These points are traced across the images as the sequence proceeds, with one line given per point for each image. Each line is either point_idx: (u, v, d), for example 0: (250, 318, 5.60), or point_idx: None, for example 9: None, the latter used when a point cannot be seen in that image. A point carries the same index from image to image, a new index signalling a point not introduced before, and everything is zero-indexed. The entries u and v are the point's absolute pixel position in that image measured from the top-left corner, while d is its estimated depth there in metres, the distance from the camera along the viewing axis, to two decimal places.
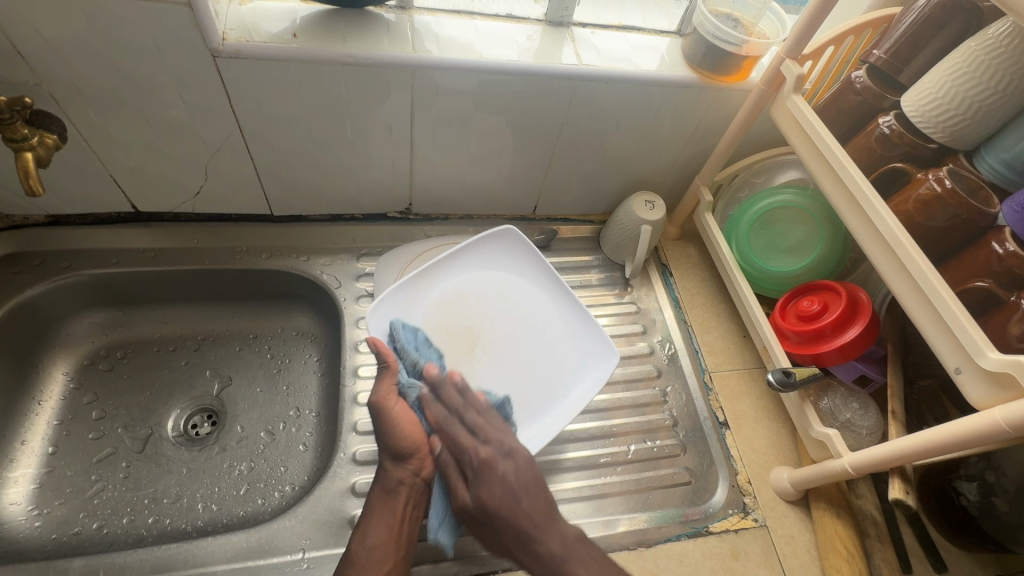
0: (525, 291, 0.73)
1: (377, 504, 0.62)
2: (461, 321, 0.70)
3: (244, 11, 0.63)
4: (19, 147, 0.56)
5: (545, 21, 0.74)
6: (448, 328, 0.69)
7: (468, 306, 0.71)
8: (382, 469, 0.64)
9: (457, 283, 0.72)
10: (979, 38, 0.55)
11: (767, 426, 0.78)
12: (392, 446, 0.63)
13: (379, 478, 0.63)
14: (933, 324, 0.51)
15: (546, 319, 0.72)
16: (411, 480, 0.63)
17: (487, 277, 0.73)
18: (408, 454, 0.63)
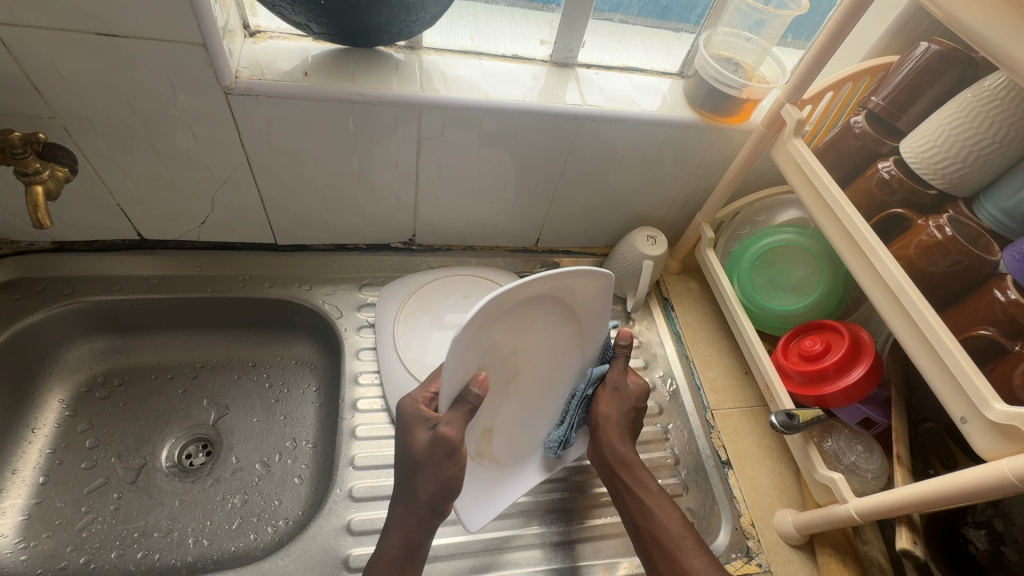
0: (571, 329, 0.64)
1: (393, 556, 0.60)
2: (513, 352, 0.61)
3: (257, 50, 0.65)
4: (29, 180, 0.56)
5: (550, 61, 0.76)
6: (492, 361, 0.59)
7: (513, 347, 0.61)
8: (411, 515, 0.61)
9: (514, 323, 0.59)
10: (975, 89, 0.56)
11: (770, 466, 0.77)
12: (427, 495, 0.60)
13: (402, 526, 0.61)
14: (938, 372, 0.50)
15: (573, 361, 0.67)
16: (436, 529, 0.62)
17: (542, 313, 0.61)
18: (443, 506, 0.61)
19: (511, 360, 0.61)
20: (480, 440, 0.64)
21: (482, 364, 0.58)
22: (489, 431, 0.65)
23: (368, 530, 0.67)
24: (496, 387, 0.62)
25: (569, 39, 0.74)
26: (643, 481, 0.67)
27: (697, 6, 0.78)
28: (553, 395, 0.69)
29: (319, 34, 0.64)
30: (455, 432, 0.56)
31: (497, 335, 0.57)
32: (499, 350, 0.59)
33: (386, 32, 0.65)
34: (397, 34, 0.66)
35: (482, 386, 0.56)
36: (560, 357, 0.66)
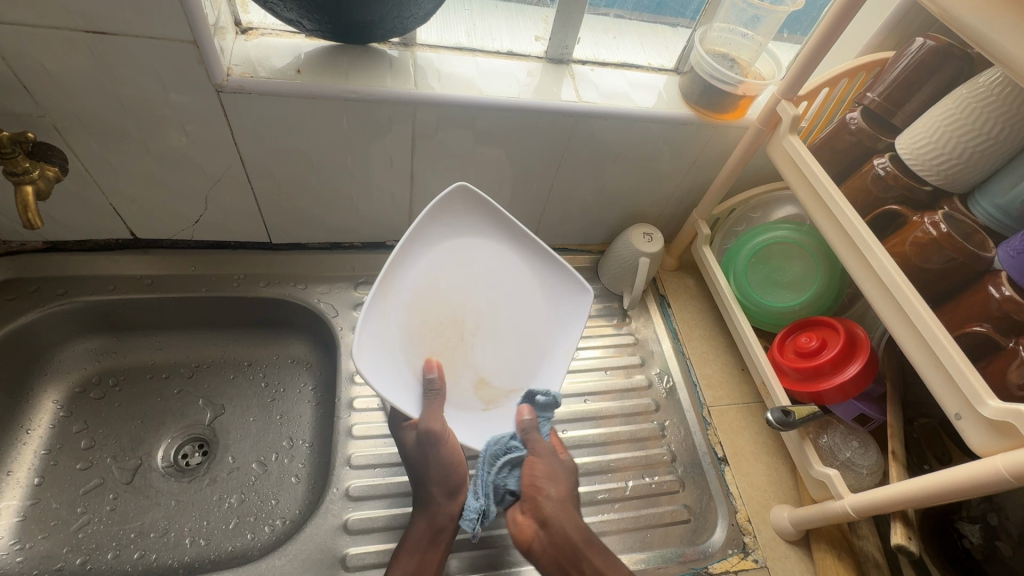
0: (484, 254, 0.68)
1: (420, 542, 0.63)
2: (440, 315, 0.64)
3: (250, 47, 0.64)
4: (20, 180, 0.56)
5: (545, 58, 0.75)
6: (429, 325, 0.64)
7: (442, 296, 0.65)
8: (433, 504, 0.65)
9: (423, 274, 0.64)
10: (970, 85, 0.56)
11: (766, 462, 0.77)
12: (444, 479, 0.65)
13: (427, 513, 0.64)
14: (932, 367, 0.51)
15: (512, 281, 0.69)
16: (460, 517, 0.65)
17: (449, 252, 0.66)
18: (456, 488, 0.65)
19: (444, 325, 0.65)
20: (485, 391, 0.66)
21: (431, 352, 0.63)
22: (488, 375, 0.67)
23: (365, 529, 0.67)
24: (462, 351, 0.66)
25: (563, 35, 0.73)
26: (612, 561, 0.61)
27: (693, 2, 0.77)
28: (529, 317, 0.69)
29: (312, 31, 0.64)
30: (437, 424, 0.60)
31: (413, 322, 0.62)
32: (426, 329, 0.63)
33: (379, 29, 0.64)
34: (390, 31, 0.66)
35: (435, 367, 0.62)
36: (501, 281, 0.69)
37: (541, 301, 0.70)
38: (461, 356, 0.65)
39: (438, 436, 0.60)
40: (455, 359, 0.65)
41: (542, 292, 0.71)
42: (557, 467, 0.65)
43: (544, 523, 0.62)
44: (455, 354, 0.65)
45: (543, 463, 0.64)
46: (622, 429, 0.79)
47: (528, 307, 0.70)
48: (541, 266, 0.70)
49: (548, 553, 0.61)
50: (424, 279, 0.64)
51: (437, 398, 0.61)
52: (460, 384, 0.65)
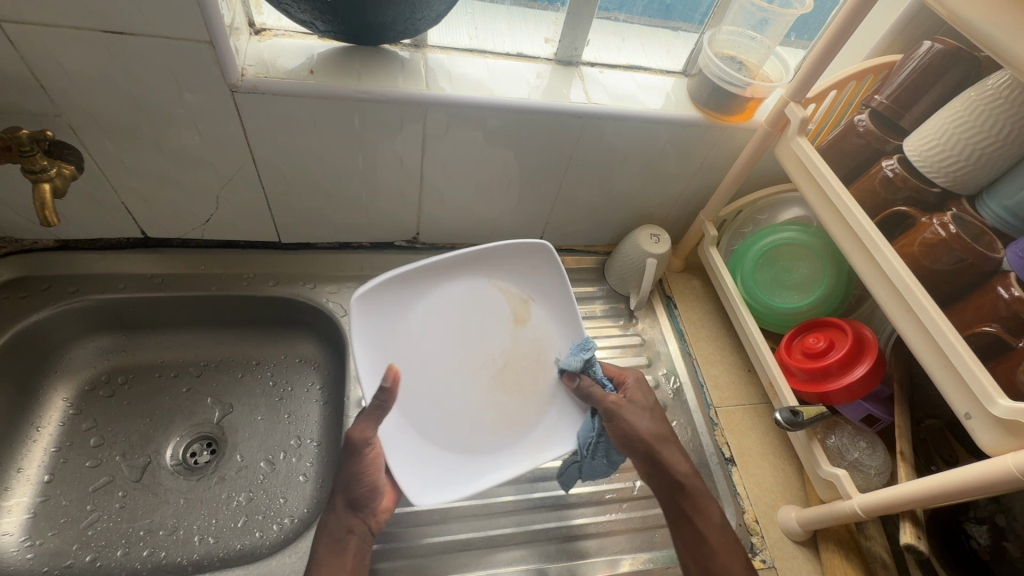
0: (416, 383, 0.65)
1: (325, 555, 0.59)
2: (493, 383, 0.68)
3: (263, 48, 0.65)
4: (36, 178, 0.56)
5: (555, 60, 0.76)
6: (498, 387, 0.68)
7: (485, 381, 0.67)
8: (334, 513, 0.61)
9: (484, 413, 0.66)
10: (978, 88, 0.56)
11: (773, 463, 0.77)
12: (351, 489, 0.61)
13: (326, 526, 0.61)
14: (942, 367, 0.51)
15: (422, 354, 0.65)
16: (362, 530, 0.62)
17: (439, 396, 0.65)
18: (362, 502, 0.62)
19: (507, 388, 0.68)
20: (525, 314, 0.71)
21: (533, 365, 0.70)
22: (494, 316, 0.70)
23: None
24: (513, 353, 0.69)
25: (573, 38, 0.74)
26: (705, 509, 0.65)
27: (702, 6, 0.78)
28: (424, 329, 0.66)
29: (325, 33, 0.64)
30: (370, 431, 0.58)
31: (520, 421, 0.67)
32: (508, 418, 0.67)
33: (391, 30, 0.65)
34: (403, 33, 0.66)
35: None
36: (420, 354, 0.65)
37: (442, 302, 0.68)
38: (515, 357, 0.69)
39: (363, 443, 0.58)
40: (523, 353, 0.70)
41: (414, 302, 0.66)
42: (633, 404, 0.67)
43: (642, 463, 0.66)
44: (512, 354, 0.69)
45: (618, 415, 0.66)
46: None
47: (421, 336, 0.66)
48: (395, 324, 0.65)
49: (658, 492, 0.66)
50: (472, 411, 0.66)
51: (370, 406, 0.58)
52: (532, 342, 0.70)
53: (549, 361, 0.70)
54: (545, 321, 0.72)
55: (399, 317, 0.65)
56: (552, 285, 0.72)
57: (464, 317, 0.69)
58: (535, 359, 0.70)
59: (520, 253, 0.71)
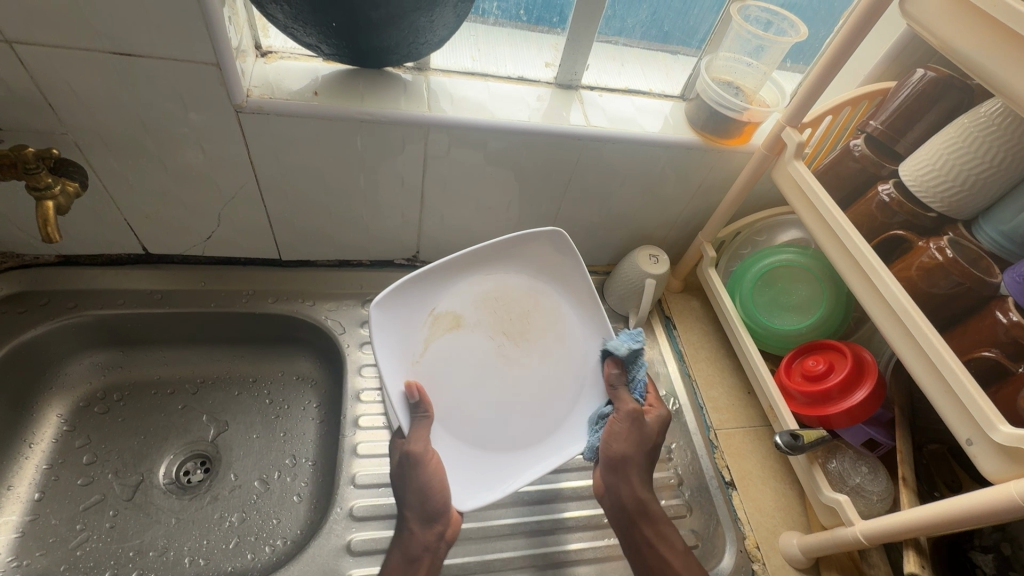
0: (518, 410, 0.66)
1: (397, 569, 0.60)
2: (514, 330, 0.67)
3: (268, 70, 0.66)
4: (40, 196, 0.57)
5: (555, 83, 0.77)
6: (514, 325, 0.68)
7: (518, 329, 0.68)
8: (408, 531, 0.62)
9: (546, 331, 0.69)
10: (972, 115, 0.57)
11: (774, 487, 0.76)
12: (425, 505, 0.61)
13: (401, 541, 0.62)
14: (942, 392, 0.51)
15: (492, 411, 0.65)
16: (435, 545, 0.61)
17: (536, 374, 0.67)
18: (437, 517, 0.61)
19: (523, 318, 0.68)
20: (448, 315, 0.65)
21: (497, 285, 0.67)
22: (448, 355, 0.64)
23: (368, 550, 0.66)
24: (492, 318, 0.67)
25: (573, 62, 0.75)
26: (668, 537, 0.65)
27: (699, 32, 0.80)
28: (466, 405, 0.64)
29: (330, 55, 0.66)
30: (423, 446, 0.60)
31: (552, 313, 0.69)
32: (553, 328, 0.69)
33: (395, 54, 0.66)
34: (406, 56, 0.68)
35: (417, 388, 0.60)
36: (493, 400, 0.65)
37: (459, 389, 0.64)
38: (498, 319, 0.67)
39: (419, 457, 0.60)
40: (491, 307, 0.67)
41: (446, 424, 0.63)
42: (644, 431, 0.66)
43: (612, 478, 0.66)
44: (483, 320, 0.66)
45: (622, 428, 0.65)
46: None
47: (468, 416, 0.64)
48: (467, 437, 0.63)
49: (609, 507, 0.66)
50: (545, 348, 0.68)
51: (421, 422, 0.60)
52: (484, 296, 0.67)
53: (496, 277, 0.68)
54: (457, 293, 0.66)
55: (452, 431, 0.63)
56: (433, 279, 0.64)
57: (439, 382, 0.63)
58: (490, 292, 0.67)
59: (400, 303, 0.62)
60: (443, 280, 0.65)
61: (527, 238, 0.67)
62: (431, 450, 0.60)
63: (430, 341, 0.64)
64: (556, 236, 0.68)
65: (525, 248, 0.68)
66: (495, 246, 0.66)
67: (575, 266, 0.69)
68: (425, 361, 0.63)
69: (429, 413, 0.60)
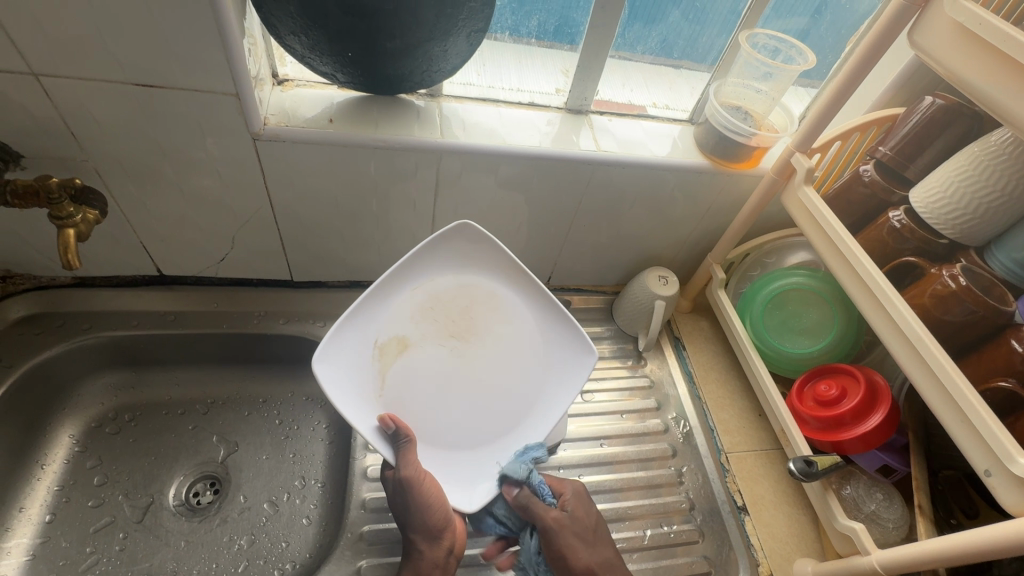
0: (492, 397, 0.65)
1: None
2: (459, 326, 0.66)
3: (285, 98, 0.67)
4: (62, 223, 0.58)
5: (565, 108, 0.78)
6: (456, 322, 0.66)
7: (463, 324, 0.66)
8: (416, 550, 0.63)
9: (493, 318, 0.67)
10: (982, 143, 0.57)
11: (787, 512, 0.76)
12: (425, 524, 0.62)
13: (412, 560, 0.62)
14: (958, 422, 0.50)
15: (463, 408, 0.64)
16: (444, 561, 0.63)
17: (499, 359, 0.66)
18: (440, 532, 0.63)
19: (464, 315, 0.67)
20: (394, 339, 0.64)
21: (428, 292, 0.66)
22: (406, 376, 0.63)
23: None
24: (430, 324, 0.65)
25: (583, 88, 0.76)
26: None
27: (712, 51, 0.79)
28: (436, 410, 0.63)
29: (345, 83, 0.67)
30: (414, 469, 0.58)
31: (492, 298, 0.68)
32: (498, 312, 0.68)
33: (408, 81, 0.67)
34: (419, 83, 0.69)
35: (390, 418, 0.59)
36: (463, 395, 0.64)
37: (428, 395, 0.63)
38: (439, 324, 0.66)
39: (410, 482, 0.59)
40: (430, 313, 0.66)
41: (425, 425, 0.62)
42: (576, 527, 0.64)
43: None
44: (428, 329, 0.65)
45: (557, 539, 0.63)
46: (638, 476, 0.78)
47: (442, 417, 0.63)
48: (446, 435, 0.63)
49: None
50: (497, 334, 0.67)
51: (405, 448, 0.59)
52: (420, 305, 0.66)
53: (427, 285, 0.67)
54: (395, 316, 0.65)
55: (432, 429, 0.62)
56: (371, 309, 0.63)
57: (395, 397, 0.62)
58: (423, 300, 0.66)
59: (344, 336, 0.61)
60: (376, 305, 0.64)
61: (435, 243, 0.66)
62: (421, 471, 0.60)
63: (376, 361, 0.62)
64: (467, 228, 0.67)
65: (437, 246, 0.66)
66: (419, 256, 0.66)
67: (494, 249, 0.68)
68: (382, 381, 0.62)
69: (410, 436, 0.59)
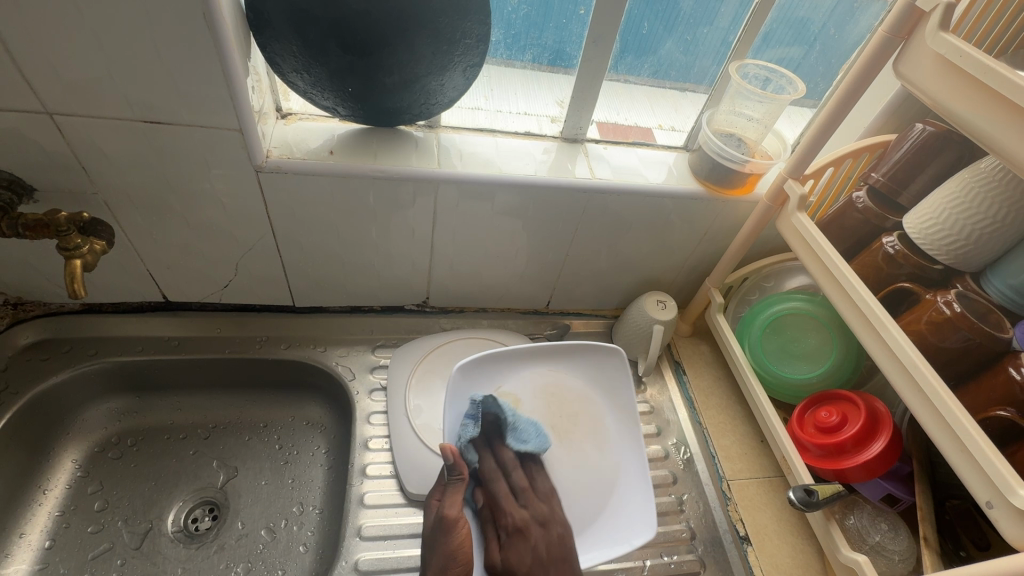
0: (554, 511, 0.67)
1: None
2: (559, 428, 0.70)
3: (288, 131, 0.69)
4: (70, 254, 0.60)
5: (560, 137, 0.80)
6: (558, 425, 0.70)
7: (557, 428, 0.70)
8: None
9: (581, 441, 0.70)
10: (972, 170, 0.58)
11: (791, 542, 0.74)
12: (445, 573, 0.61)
13: None
14: (958, 451, 0.50)
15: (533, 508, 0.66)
16: None
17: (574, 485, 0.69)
18: None
19: (572, 421, 0.71)
20: (510, 395, 0.69)
21: (557, 382, 0.71)
22: (498, 436, 0.67)
23: None
24: (546, 411, 0.70)
25: (578, 118, 0.78)
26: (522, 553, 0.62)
27: (710, 72, 0.79)
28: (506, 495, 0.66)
29: (346, 116, 0.69)
30: (455, 510, 0.63)
31: (597, 419, 0.71)
32: (590, 432, 0.71)
33: (407, 114, 0.69)
34: (418, 116, 0.71)
35: (452, 452, 0.64)
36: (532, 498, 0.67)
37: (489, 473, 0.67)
38: (556, 417, 0.70)
39: (455, 523, 0.63)
40: (546, 402, 0.70)
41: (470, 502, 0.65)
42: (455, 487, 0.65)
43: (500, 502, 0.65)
44: (537, 410, 0.70)
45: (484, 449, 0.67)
46: None
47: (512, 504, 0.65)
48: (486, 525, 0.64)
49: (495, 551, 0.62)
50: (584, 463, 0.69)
51: (457, 485, 0.65)
52: (560, 393, 0.71)
53: (558, 373, 0.72)
54: (524, 377, 0.70)
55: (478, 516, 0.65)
56: (498, 362, 0.69)
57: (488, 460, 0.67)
58: (550, 386, 0.71)
59: (503, 370, 0.69)
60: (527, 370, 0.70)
61: (583, 350, 0.72)
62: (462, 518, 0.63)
63: (490, 409, 0.68)
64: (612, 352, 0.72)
65: (583, 351, 0.72)
66: (579, 349, 0.72)
67: (619, 376, 0.72)
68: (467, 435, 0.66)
69: (463, 475, 0.65)
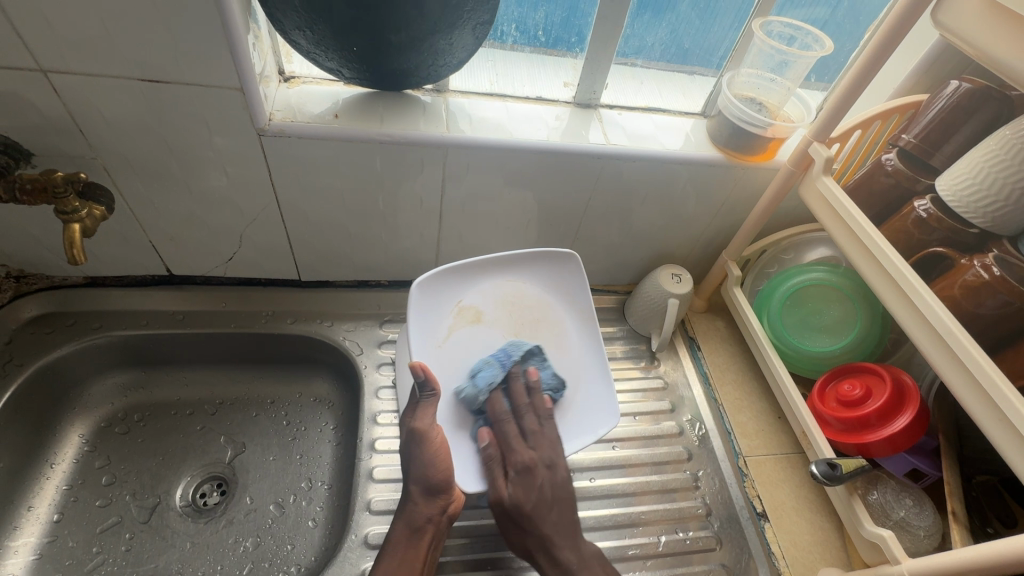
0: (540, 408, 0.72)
1: (399, 543, 0.61)
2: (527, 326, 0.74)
3: (291, 94, 0.67)
4: (67, 218, 0.59)
5: (573, 103, 0.77)
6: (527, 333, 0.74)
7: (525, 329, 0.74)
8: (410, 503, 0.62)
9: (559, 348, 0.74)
10: (1014, 126, 0.54)
11: (810, 520, 0.72)
12: (426, 480, 0.62)
13: (405, 512, 0.62)
14: (997, 420, 0.47)
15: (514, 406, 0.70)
16: (438, 519, 0.63)
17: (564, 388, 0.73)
18: (440, 492, 0.63)
19: (536, 324, 0.75)
20: (471, 309, 0.73)
21: (513, 291, 0.75)
22: (468, 344, 0.72)
23: None
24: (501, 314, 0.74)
25: (592, 81, 0.75)
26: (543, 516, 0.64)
27: (720, 49, 0.78)
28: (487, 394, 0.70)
29: (351, 79, 0.67)
30: (429, 422, 0.62)
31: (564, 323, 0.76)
32: (555, 338, 0.75)
33: (414, 76, 0.67)
34: (425, 78, 0.68)
35: (421, 368, 0.61)
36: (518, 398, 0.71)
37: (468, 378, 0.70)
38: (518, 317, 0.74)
39: (427, 434, 0.62)
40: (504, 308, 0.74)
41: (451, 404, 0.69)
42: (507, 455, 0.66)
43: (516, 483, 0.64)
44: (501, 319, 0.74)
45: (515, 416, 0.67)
46: (651, 480, 0.75)
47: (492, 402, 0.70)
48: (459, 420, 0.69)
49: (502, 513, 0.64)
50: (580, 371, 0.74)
51: (430, 399, 0.63)
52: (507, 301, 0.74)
53: (517, 282, 0.75)
54: (482, 290, 0.74)
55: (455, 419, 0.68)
56: (457, 278, 0.72)
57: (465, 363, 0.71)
58: (510, 295, 0.75)
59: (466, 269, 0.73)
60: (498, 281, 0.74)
61: (544, 253, 0.75)
62: (437, 428, 0.63)
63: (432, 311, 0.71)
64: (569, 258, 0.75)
65: (542, 257, 0.75)
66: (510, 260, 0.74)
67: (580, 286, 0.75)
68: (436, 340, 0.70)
69: (437, 391, 0.63)
